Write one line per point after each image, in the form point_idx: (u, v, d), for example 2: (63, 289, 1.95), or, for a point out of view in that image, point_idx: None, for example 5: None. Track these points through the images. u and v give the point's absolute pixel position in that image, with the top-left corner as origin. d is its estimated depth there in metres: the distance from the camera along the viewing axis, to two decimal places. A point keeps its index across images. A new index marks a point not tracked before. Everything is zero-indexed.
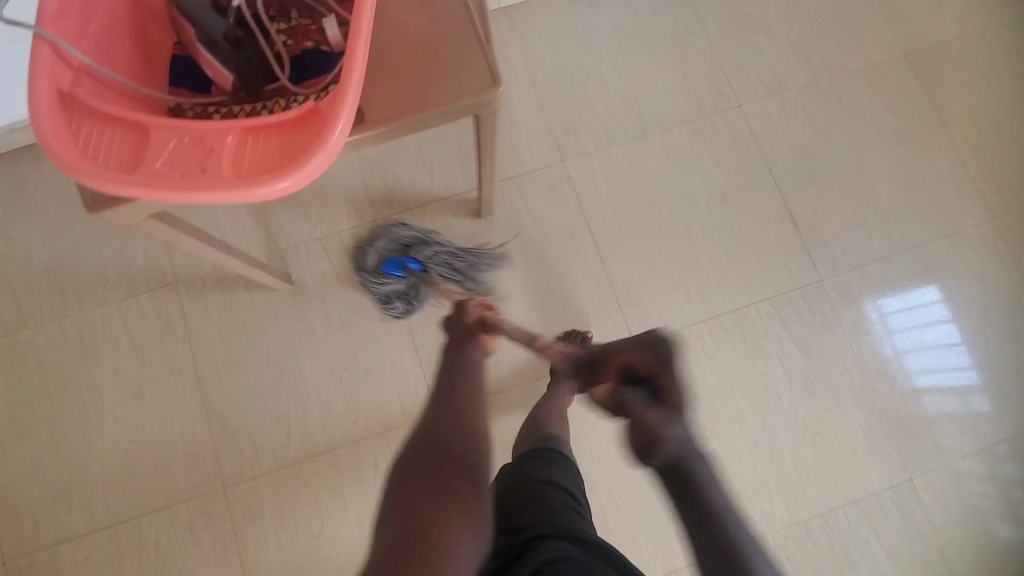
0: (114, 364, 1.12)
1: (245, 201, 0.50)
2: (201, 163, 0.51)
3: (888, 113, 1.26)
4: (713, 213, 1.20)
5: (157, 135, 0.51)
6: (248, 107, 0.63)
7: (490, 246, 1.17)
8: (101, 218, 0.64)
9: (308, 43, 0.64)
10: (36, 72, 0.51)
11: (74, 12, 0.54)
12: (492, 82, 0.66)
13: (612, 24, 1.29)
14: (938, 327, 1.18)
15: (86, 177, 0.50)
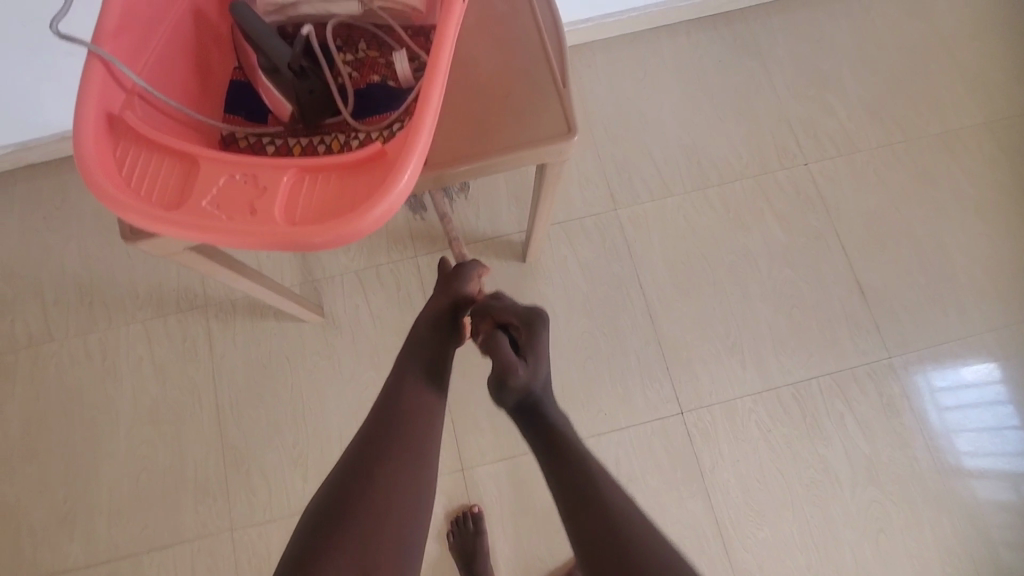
0: (133, 386, 1.08)
1: (296, 249, 0.45)
2: (252, 201, 0.46)
3: (967, 182, 1.18)
4: (774, 275, 1.12)
5: (208, 167, 0.47)
6: (304, 141, 0.60)
7: (532, 293, 1.11)
8: (137, 249, 0.60)
9: (374, 77, 0.60)
10: (86, 92, 0.47)
11: (133, 31, 0.51)
12: (566, 130, 0.61)
13: (674, 71, 1.25)
14: (992, 403, 1.07)
15: (125, 211, 0.45)
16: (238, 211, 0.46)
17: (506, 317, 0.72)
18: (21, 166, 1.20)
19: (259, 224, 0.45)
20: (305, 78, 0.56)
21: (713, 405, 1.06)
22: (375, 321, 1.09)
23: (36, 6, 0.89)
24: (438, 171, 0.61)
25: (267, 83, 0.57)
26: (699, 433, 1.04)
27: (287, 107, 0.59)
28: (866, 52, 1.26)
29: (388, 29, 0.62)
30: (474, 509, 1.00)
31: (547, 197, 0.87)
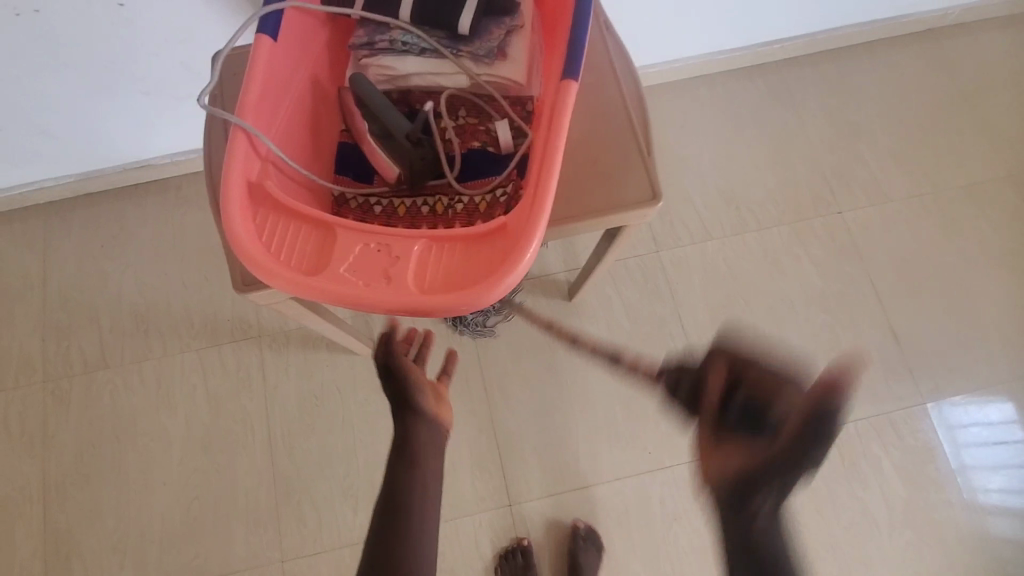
0: (186, 414, 1.10)
1: (427, 312, 0.53)
2: (384, 268, 0.54)
3: (994, 233, 1.23)
4: (809, 319, 1.17)
5: (344, 236, 0.55)
6: (408, 202, 0.70)
7: (578, 332, 1.15)
8: (245, 298, 0.64)
9: (475, 142, 0.73)
10: (233, 164, 0.54)
11: (267, 102, 0.59)
12: (651, 197, 0.65)
13: (712, 120, 1.30)
14: (1009, 441, 1.11)
15: (273, 276, 0.53)
16: (374, 277, 0.54)
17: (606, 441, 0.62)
18: (79, 195, 1.23)
19: (393, 291, 0.53)
20: (418, 147, 0.63)
21: None
22: None
23: (122, 50, 0.93)
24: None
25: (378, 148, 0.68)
26: None
27: (394, 171, 0.69)
28: (896, 105, 1.32)
29: (486, 98, 0.73)
30: (523, 541, 1.03)
31: (617, 244, 0.90)
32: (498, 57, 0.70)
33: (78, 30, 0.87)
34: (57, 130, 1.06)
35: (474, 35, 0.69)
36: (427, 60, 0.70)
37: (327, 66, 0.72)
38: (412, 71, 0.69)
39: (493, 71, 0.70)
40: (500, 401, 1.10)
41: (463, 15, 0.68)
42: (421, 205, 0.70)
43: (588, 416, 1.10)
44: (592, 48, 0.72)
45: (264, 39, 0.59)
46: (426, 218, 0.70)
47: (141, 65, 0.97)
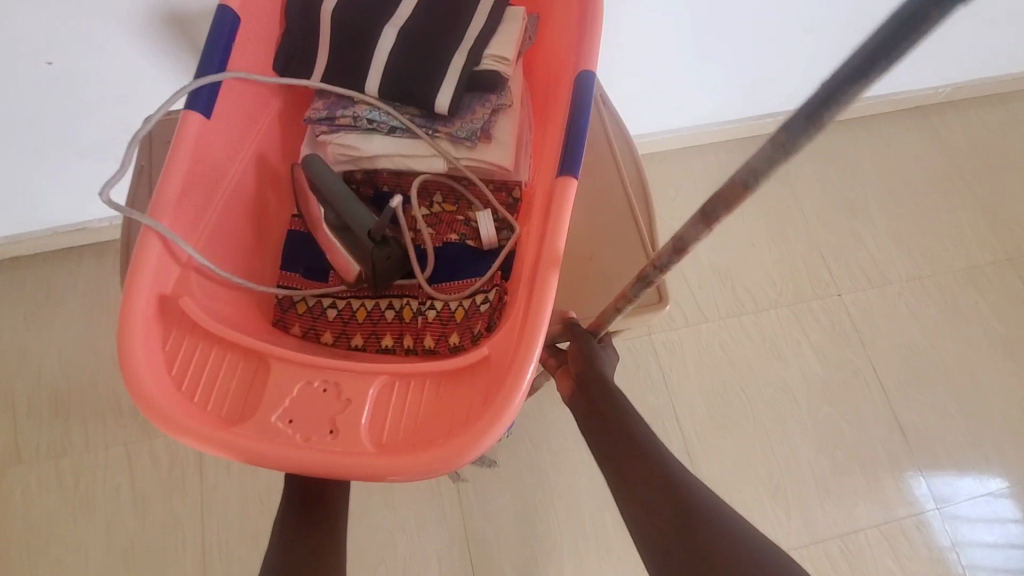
0: (108, 522, 0.94)
1: (383, 474, 0.47)
2: (325, 418, 0.49)
3: (997, 319, 1.18)
4: (814, 412, 1.08)
5: (279, 378, 0.51)
6: (368, 305, 0.63)
7: (563, 424, 1.03)
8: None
9: (453, 235, 0.64)
10: (140, 277, 0.49)
11: (196, 195, 0.54)
12: (659, 300, 0.68)
13: (704, 193, 1.23)
14: (997, 519, 1.05)
15: (185, 430, 0.46)
16: (312, 427, 0.49)
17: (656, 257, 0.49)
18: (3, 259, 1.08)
19: (332, 445, 0.48)
20: (383, 245, 0.57)
21: None
22: None
23: (54, 109, 0.82)
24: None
25: (336, 243, 0.60)
26: None
27: (354, 269, 0.59)
28: (891, 183, 1.28)
29: (466, 182, 0.65)
30: None
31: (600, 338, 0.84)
32: (480, 140, 0.62)
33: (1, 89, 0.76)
34: None
35: (453, 115, 0.61)
36: (396, 139, 0.61)
37: (277, 144, 0.66)
38: (378, 152, 0.61)
39: (474, 156, 0.62)
40: (476, 507, 0.98)
41: (440, 92, 0.59)
42: (384, 310, 0.63)
43: (576, 523, 0.98)
44: (599, 153, 0.73)
45: (193, 117, 0.53)
46: (392, 326, 0.62)
47: (76, 126, 0.86)
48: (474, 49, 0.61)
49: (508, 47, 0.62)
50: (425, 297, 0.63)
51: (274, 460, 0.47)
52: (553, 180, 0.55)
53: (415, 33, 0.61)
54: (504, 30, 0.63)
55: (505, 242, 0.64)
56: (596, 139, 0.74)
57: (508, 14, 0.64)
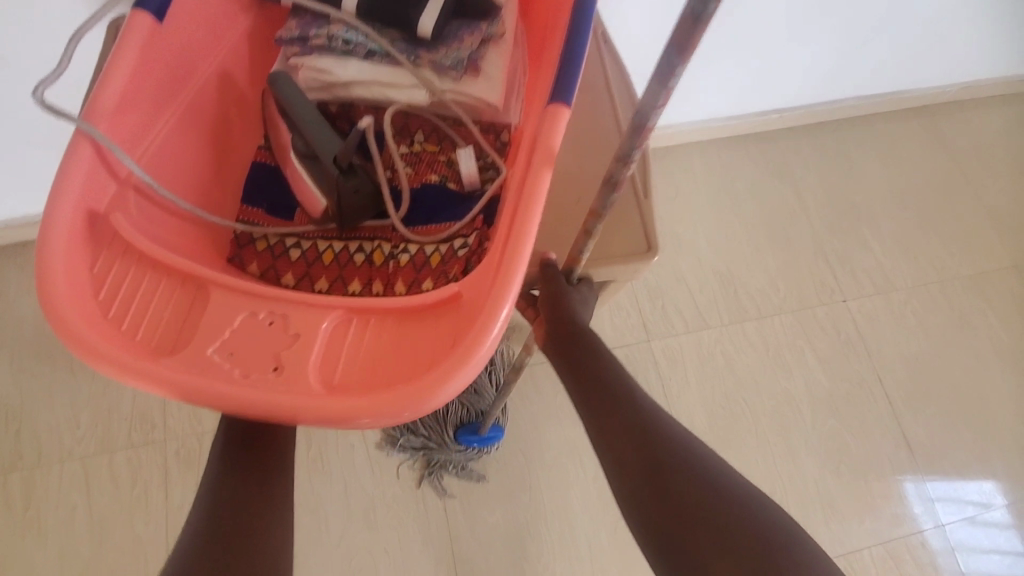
0: (61, 545, 0.86)
1: (331, 421, 0.40)
2: (274, 359, 0.43)
3: (1003, 329, 1.14)
4: (817, 425, 1.03)
5: (224, 314, 0.44)
6: (336, 247, 0.55)
7: (557, 436, 0.97)
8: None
9: (433, 175, 0.57)
10: (66, 184, 0.42)
11: (141, 107, 0.47)
12: (646, 249, 0.57)
13: (706, 192, 1.17)
14: (997, 526, 1.02)
15: (102, 358, 0.39)
16: (254, 363, 0.42)
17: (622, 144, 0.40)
18: None
19: (273, 386, 0.41)
20: (349, 177, 0.50)
21: None
22: (372, 468, 0.92)
23: None
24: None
25: (303, 172, 0.53)
26: None
27: (321, 203, 0.54)
28: (897, 185, 1.23)
29: (451, 121, 0.58)
30: None
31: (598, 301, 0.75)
32: (468, 72, 0.54)
33: None
34: None
35: (439, 40, 0.54)
36: (374, 65, 0.53)
37: (243, 65, 0.57)
38: (351, 78, 0.53)
39: (461, 88, 0.54)
40: (464, 525, 0.91)
41: (425, 11, 0.52)
42: (352, 250, 0.56)
43: (570, 543, 0.92)
44: (594, 95, 0.63)
45: (142, 19, 0.46)
46: (361, 269, 0.55)
47: (21, 108, 0.77)
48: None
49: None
50: (399, 240, 0.55)
51: (205, 395, 0.39)
52: (541, 114, 0.48)
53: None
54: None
55: (487, 184, 0.56)
56: (593, 83, 0.63)
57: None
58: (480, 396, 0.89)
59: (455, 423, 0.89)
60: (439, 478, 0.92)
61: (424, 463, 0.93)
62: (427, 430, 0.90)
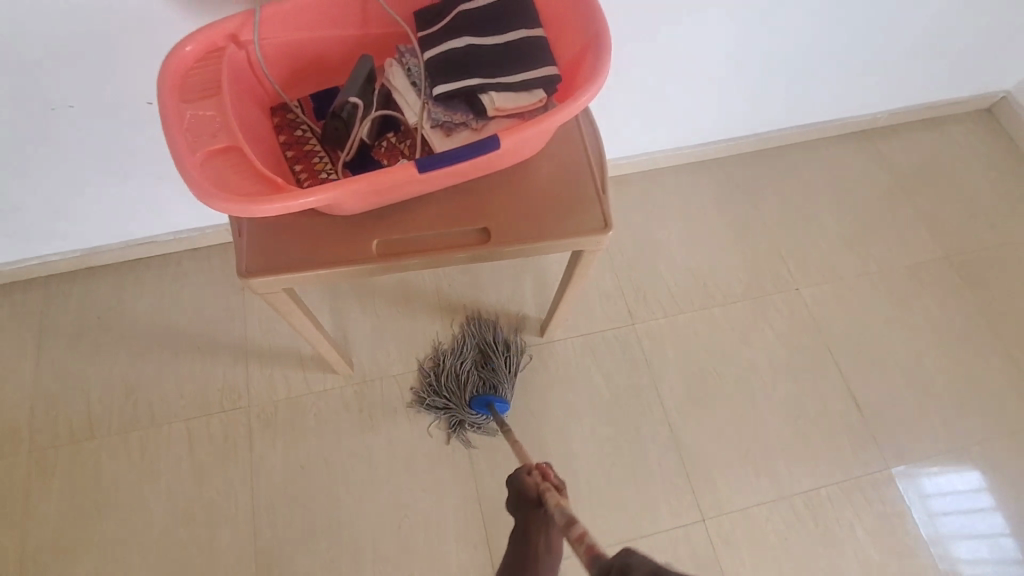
0: (169, 486, 1.10)
1: (216, 207, 0.62)
2: (245, 190, 0.66)
3: (937, 308, 1.35)
4: (777, 388, 1.24)
5: (236, 162, 0.67)
6: (312, 146, 0.79)
7: (558, 399, 1.20)
8: (245, 286, 0.74)
9: (384, 160, 0.79)
10: (211, 29, 0.71)
11: (279, 25, 0.76)
12: (603, 226, 0.78)
13: (677, 206, 1.43)
14: (986, 516, 1.17)
15: (167, 108, 0.66)
16: (218, 170, 0.67)
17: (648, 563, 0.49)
18: (80, 269, 1.27)
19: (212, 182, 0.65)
20: (336, 118, 0.76)
21: (732, 512, 1.13)
22: (411, 425, 1.15)
23: (145, 138, 1.03)
24: (504, 247, 0.77)
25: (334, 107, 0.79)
26: (721, 541, 1.11)
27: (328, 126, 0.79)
28: (839, 195, 1.48)
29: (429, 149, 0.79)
30: None
31: (580, 272, 0.96)
32: (440, 130, 0.76)
33: (106, 122, 0.97)
34: (70, 210, 1.13)
35: (447, 104, 0.76)
36: (411, 91, 0.78)
37: (366, 46, 0.83)
38: (399, 96, 0.79)
39: (428, 134, 0.76)
40: (486, 470, 1.13)
41: (447, 82, 0.75)
42: (318, 156, 0.79)
43: (572, 484, 1.14)
44: (573, 164, 0.82)
45: None
46: (307, 166, 0.78)
47: (158, 151, 1.06)
48: (501, 72, 0.76)
49: (510, 101, 0.75)
50: (333, 169, 0.78)
51: (179, 154, 0.64)
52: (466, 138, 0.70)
53: (479, 42, 0.77)
54: (523, 90, 0.76)
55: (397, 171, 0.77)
56: (575, 162, 0.82)
57: (535, 91, 0.76)
58: (502, 378, 1.12)
59: (474, 389, 1.09)
60: (462, 434, 1.14)
61: (449, 422, 1.15)
62: (449, 394, 1.12)
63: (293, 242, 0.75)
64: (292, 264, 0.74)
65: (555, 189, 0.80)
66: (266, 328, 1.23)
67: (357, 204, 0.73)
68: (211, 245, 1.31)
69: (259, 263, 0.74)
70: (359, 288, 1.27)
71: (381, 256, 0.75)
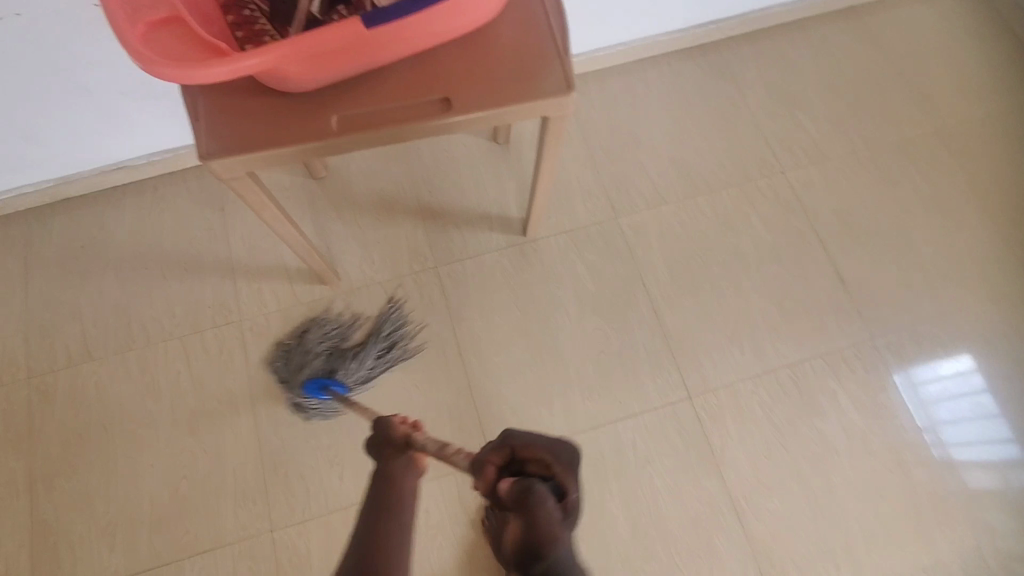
0: (171, 399, 1.13)
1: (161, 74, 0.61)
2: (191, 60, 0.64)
3: (924, 183, 1.33)
4: (762, 271, 1.24)
5: (183, 36, 0.67)
6: (261, 24, 0.76)
7: (543, 294, 1.21)
8: (208, 168, 0.75)
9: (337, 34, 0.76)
10: None
11: None
12: (564, 87, 0.76)
13: (658, 97, 1.39)
14: (980, 402, 1.17)
15: None
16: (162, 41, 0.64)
17: (534, 453, 0.54)
18: (57, 200, 1.27)
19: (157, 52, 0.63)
20: None
21: (719, 389, 1.16)
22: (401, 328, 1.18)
23: (93, 49, 0.97)
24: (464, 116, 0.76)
25: None
26: (708, 415, 1.14)
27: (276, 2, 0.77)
28: (825, 75, 1.43)
29: None
30: None
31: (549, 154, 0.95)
32: None
33: (55, 33, 0.92)
34: (36, 133, 1.11)
35: None
36: None
37: None
38: None
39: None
40: (477, 365, 1.16)
41: None
42: (268, 35, 0.76)
43: (561, 373, 1.16)
44: (533, 25, 0.78)
45: None
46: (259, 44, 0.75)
47: (114, 66, 1.02)
48: None
49: None
50: None
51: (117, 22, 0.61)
52: None
53: None
54: None
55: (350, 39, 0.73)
56: (535, 23, 0.79)
57: None
58: (352, 369, 1.11)
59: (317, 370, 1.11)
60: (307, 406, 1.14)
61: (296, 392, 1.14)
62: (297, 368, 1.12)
63: (251, 123, 0.74)
64: (252, 145, 0.74)
65: (514, 53, 0.78)
66: (249, 245, 1.23)
67: (309, 74, 0.71)
68: (185, 168, 1.29)
69: (219, 145, 0.74)
70: (339, 200, 1.26)
71: (341, 132, 0.74)
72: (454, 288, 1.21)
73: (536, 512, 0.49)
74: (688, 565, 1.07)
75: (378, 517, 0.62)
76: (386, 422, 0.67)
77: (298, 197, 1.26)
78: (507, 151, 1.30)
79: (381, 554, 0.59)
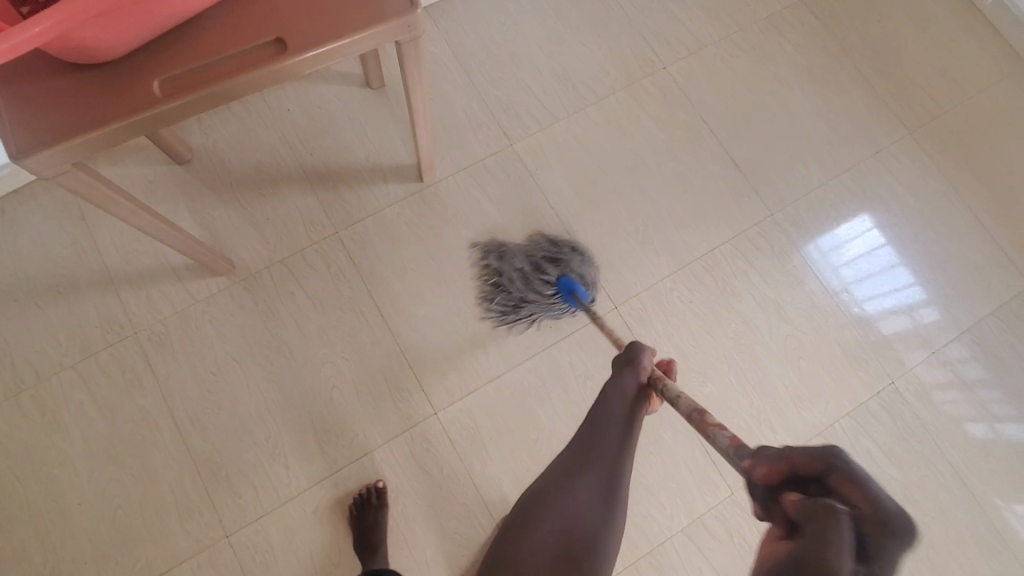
0: (82, 432, 1.05)
1: None
2: None
3: (798, 53, 1.36)
4: (661, 170, 1.26)
5: None
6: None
7: (453, 238, 1.18)
8: (26, 169, 0.65)
9: None
10: None
11: None
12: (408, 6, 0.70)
13: (530, 10, 1.33)
14: (885, 255, 1.26)
15: None
16: None
17: (848, 491, 0.41)
18: None
19: None
20: None
21: (640, 293, 1.19)
22: (314, 303, 1.12)
23: None
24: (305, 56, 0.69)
25: None
26: (634, 320, 1.17)
27: None
28: None
29: None
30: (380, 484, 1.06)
31: (416, 88, 0.89)
32: None
33: None
34: None
35: None
36: None
37: None
38: None
39: None
40: (400, 322, 1.13)
41: None
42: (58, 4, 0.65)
43: None
44: None
45: None
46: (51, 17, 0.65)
47: None
48: None
49: None
50: None
51: None
52: None
53: None
54: None
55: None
56: None
57: None
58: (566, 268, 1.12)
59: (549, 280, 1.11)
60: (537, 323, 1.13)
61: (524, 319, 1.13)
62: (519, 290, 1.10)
63: (63, 108, 0.65)
64: (69, 131, 0.65)
65: None
66: (126, 251, 1.12)
67: (113, 36, 0.62)
68: (27, 181, 1.14)
69: (30, 138, 0.64)
70: (215, 183, 1.16)
71: (170, 98, 0.66)
72: (360, 250, 1.16)
73: (824, 530, 0.38)
74: (640, 463, 1.12)
75: (618, 428, 0.75)
76: (641, 348, 0.80)
77: (168, 190, 1.15)
78: (384, 95, 1.22)
79: (606, 441, 0.74)
